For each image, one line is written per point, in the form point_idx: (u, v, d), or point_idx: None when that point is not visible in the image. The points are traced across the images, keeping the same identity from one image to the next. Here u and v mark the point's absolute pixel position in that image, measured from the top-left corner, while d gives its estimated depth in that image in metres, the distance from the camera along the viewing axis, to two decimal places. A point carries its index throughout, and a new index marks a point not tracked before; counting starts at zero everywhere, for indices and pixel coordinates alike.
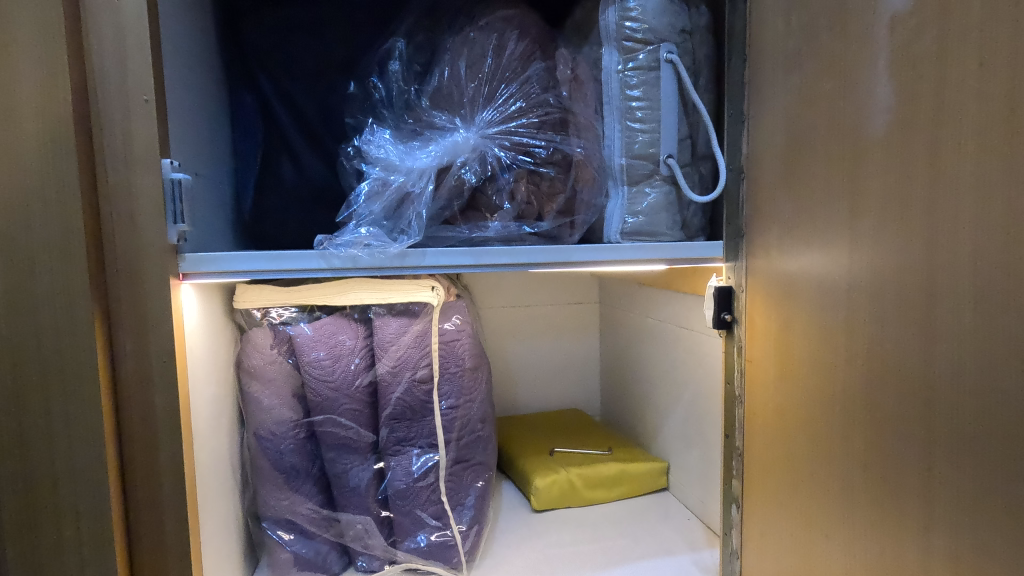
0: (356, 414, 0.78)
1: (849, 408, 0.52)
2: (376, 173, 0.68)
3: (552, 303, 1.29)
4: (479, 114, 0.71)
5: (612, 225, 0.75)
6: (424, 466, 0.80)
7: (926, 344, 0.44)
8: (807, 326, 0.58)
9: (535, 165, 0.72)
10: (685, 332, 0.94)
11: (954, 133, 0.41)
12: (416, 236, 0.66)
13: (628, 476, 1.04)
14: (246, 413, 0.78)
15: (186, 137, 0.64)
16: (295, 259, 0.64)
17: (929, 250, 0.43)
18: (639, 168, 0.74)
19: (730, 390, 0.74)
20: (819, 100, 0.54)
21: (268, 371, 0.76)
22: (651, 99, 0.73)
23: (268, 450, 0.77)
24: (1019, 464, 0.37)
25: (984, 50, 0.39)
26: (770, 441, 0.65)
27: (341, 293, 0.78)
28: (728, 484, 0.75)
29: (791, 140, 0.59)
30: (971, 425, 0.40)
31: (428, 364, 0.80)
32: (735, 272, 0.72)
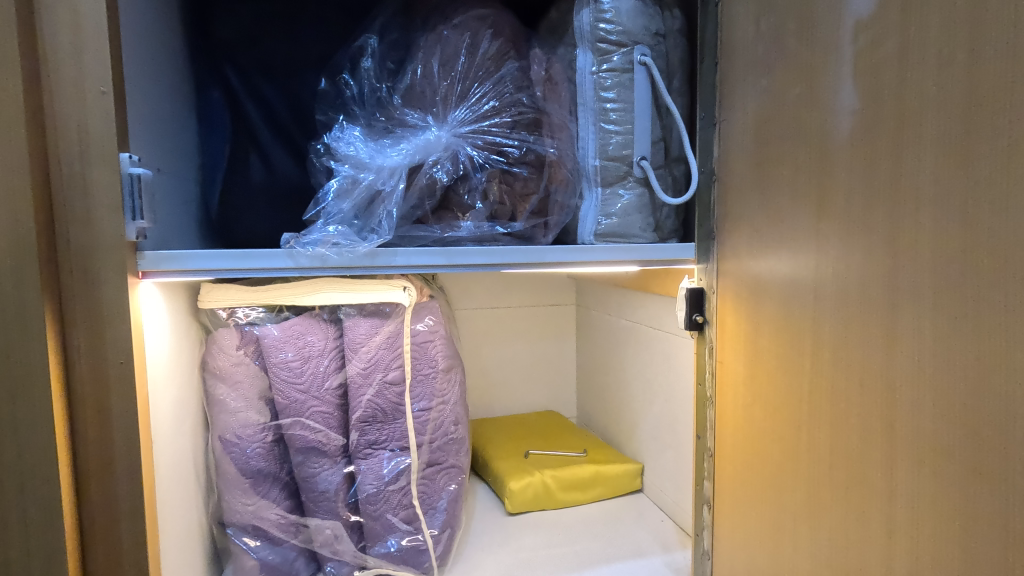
0: (326, 417, 0.77)
1: (815, 408, 0.52)
2: (346, 171, 0.67)
3: (529, 304, 1.29)
4: (452, 112, 0.70)
5: (585, 227, 0.75)
6: (395, 470, 0.79)
7: (890, 345, 0.44)
8: (775, 327, 0.58)
9: (508, 165, 0.71)
10: (659, 334, 0.94)
11: (916, 136, 0.42)
12: (386, 235, 0.65)
13: (602, 478, 1.04)
14: (211, 416, 0.76)
15: (147, 131, 0.62)
16: (261, 258, 0.62)
17: (892, 251, 0.44)
18: (612, 169, 0.74)
19: (702, 391, 0.75)
20: (787, 103, 0.55)
21: (234, 373, 0.74)
22: (625, 101, 0.73)
23: (234, 454, 0.75)
24: (977, 462, 0.38)
25: (943, 54, 0.40)
26: (740, 441, 0.65)
27: (310, 294, 0.75)
28: (700, 485, 0.76)
29: (760, 143, 0.60)
30: (931, 426, 0.41)
31: (400, 366, 0.78)
32: (707, 274, 0.72)
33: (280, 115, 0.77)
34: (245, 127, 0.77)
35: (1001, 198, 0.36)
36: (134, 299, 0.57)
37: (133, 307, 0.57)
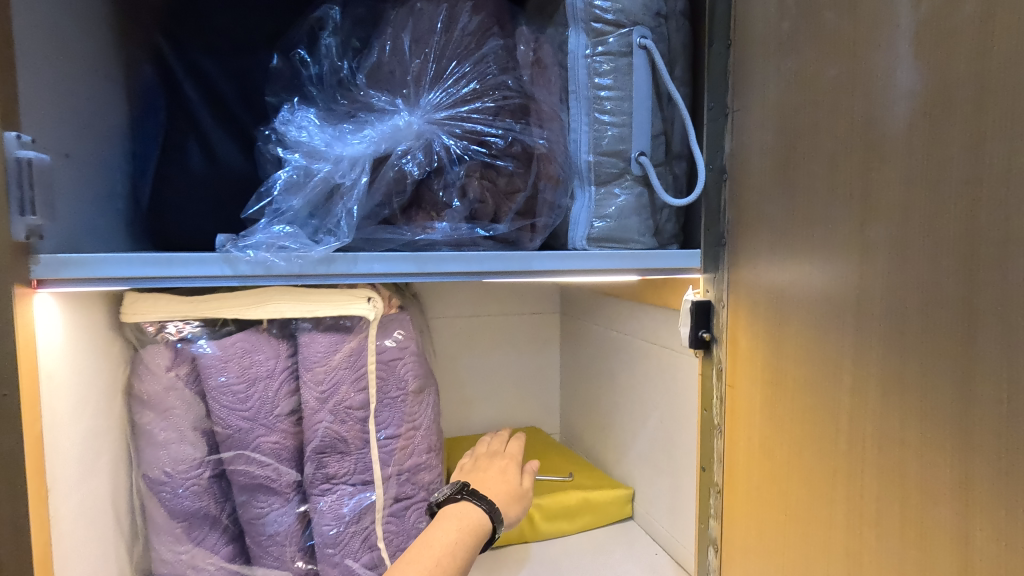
0: (276, 449, 0.66)
1: (857, 450, 0.44)
2: (297, 160, 0.57)
3: (511, 313, 1.19)
4: (425, 95, 0.60)
5: (577, 230, 0.65)
6: (357, 508, 0.69)
7: (963, 382, 0.36)
8: (801, 351, 0.50)
9: (490, 157, 0.61)
10: (655, 349, 0.86)
11: (1004, 122, 0.33)
12: (345, 237, 0.55)
13: (590, 506, 0.95)
14: (136, 449, 0.64)
15: (47, 109, 0.51)
16: (190, 265, 0.51)
17: (970, 266, 0.35)
18: (607, 166, 0.66)
19: (708, 417, 0.66)
20: (822, 88, 0.47)
21: (165, 399, 0.63)
22: (621, 88, 0.65)
23: (164, 494, 0.63)
24: None
25: None
26: (756, 481, 0.57)
27: (257, 306, 0.64)
28: (704, 524, 0.67)
29: (784, 135, 0.52)
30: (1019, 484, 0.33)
31: (364, 388, 0.68)
32: (715, 285, 0.64)
33: (226, 97, 0.64)
34: (182, 110, 0.64)
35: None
36: (22, 315, 0.46)
37: (20, 324, 0.45)
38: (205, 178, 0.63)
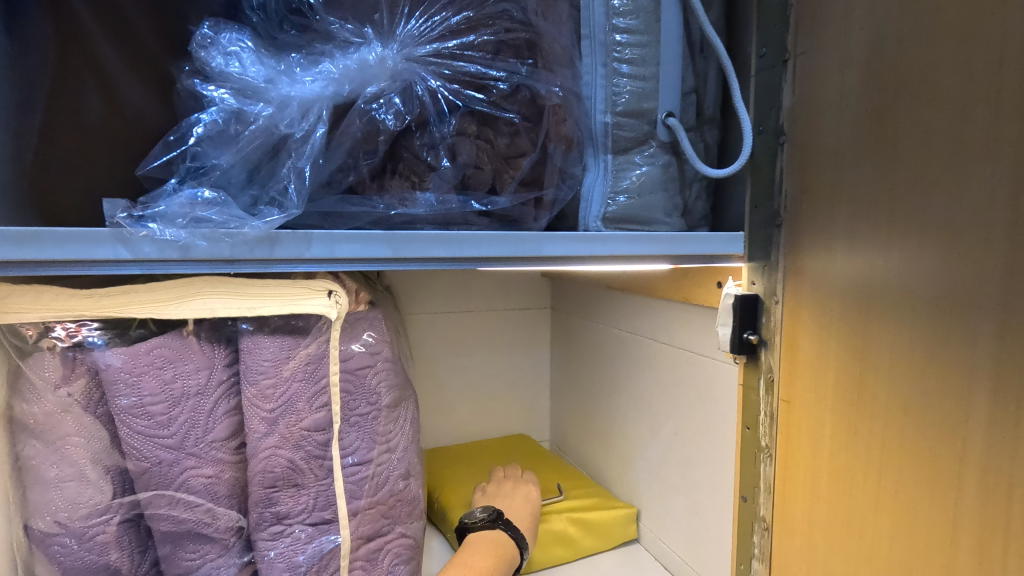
0: (210, 485, 0.51)
1: (989, 486, 0.34)
2: (224, 99, 0.41)
3: (497, 308, 1.06)
4: (403, 25, 0.45)
5: (590, 208, 0.52)
6: (317, 555, 0.55)
7: None
8: (909, 359, 0.39)
9: (489, 108, 0.47)
10: (673, 351, 0.74)
11: None
12: (296, 209, 0.41)
13: (592, 529, 0.83)
14: (18, 492, 0.48)
15: None
16: (67, 244, 0.36)
17: None
18: (627, 129, 0.53)
19: (752, 437, 0.54)
20: (950, 15, 0.36)
21: (57, 426, 0.47)
22: (646, 30, 0.52)
23: (57, 550, 0.48)
24: None
25: None
26: (823, 521, 0.46)
27: (179, 303, 0.48)
28: (745, 564, 0.56)
29: (878, 81, 0.40)
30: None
31: (325, 406, 0.54)
32: (765, 276, 0.52)
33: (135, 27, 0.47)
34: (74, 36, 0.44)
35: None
36: None
37: None
38: (104, 135, 0.46)
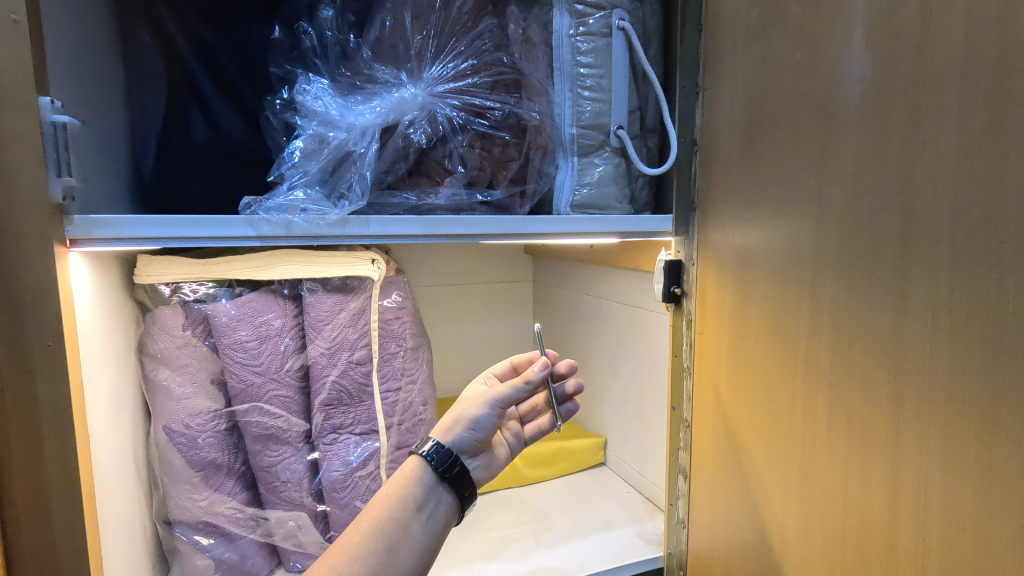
0: (286, 401, 0.70)
1: (810, 379, 0.53)
2: (312, 128, 0.60)
3: (487, 281, 1.25)
4: (427, 69, 0.64)
5: (562, 197, 0.71)
6: (363, 456, 0.73)
7: (901, 311, 0.44)
8: (766, 297, 0.58)
9: (488, 128, 0.67)
10: (628, 309, 0.95)
11: (935, 101, 0.41)
12: (359, 201, 0.60)
13: (567, 453, 1.04)
14: (152, 404, 0.67)
15: (67, 75, 0.53)
16: (217, 226, 0.55)
17: (906, 223, 0.44)
18: (589, 138, 0.71)
19: (678, 362, 0.75)
20: (786, 71, 0.55)
21: (179, 355, 0.66)
22: (601, 66, 0.70)
23: (181, 445, 0.67)
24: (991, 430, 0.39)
25: (971, 13, 0.39)
26: (720, 413, 0.67)
27: (269, 268, 0.69)
28: (675, 456, 0.77)
29: (750, 112, 0.60)
30: (947, 393, 0.41)
31: (367, 346, 0.73)
32: (685, 246, 0.72)
33: (224, 67, 0.62)
34: (180, 74, 0.60)
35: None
36: (64, 272, 0.49)
37: (63, 281, 0.49)
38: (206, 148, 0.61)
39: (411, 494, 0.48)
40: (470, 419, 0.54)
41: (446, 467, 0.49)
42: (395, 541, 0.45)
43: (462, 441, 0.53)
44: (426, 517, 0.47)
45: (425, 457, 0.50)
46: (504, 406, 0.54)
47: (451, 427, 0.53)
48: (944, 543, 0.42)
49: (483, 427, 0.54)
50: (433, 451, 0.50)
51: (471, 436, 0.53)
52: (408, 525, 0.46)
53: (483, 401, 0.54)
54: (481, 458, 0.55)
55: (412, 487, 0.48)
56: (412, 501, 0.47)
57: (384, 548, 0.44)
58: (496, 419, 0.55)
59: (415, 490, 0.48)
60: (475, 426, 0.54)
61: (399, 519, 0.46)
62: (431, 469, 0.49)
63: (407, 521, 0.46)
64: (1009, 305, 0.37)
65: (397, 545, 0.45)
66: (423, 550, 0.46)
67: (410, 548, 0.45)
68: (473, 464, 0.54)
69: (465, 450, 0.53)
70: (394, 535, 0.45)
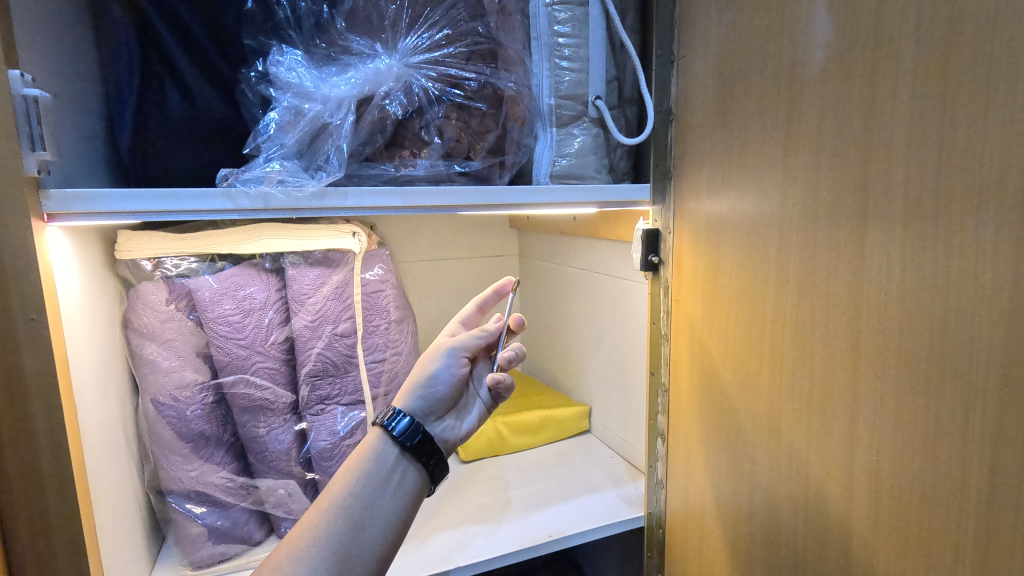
0: (273, 373, 0.71)
1: (776, 339, 0.55)
2: (287, 100, 0.61)
3: (473, 256, 1.26)
4: (402, 40, 0.64)
5: (540, 167, 0.72)
6: (350, 425, 0.75)
7: (857, 272, 0.46)
8: (736, 262, 0.60)
9: (464, 99, 0.67)
10: (612, 279, 0.96)
11: (893, 65, 0.42)
12: (336, 172, 0.60)
13: (552, 421, 1.06)
14: (139, 378, 0.68)
15: (35, 49, 0.53)
16: (196, 200, 0.55)
17: (863, 185, 0.45)
18: (567, 109, 0.72)
19: (656, 330, 0.77)
20: (755, 37, 0.55)
21: (164, 330, 0.67)
22: (579, 36, 0.70)
23: (169, 417, 0.68)
24: (939, 381, 0.40)
25: None
26: (695, 376, 0.69)
27: (247, 241, 0.70)
28: (654, 420, 0.79)
29: (722, 80, 0.60)
30: (899, 350, 0.43)
31: (351, 318, 0.74)
32: (662, 215, 0.73)
33: (195, 35, 0.60)
34: (154, 46, 0.59)
35: (979, 119, 0.37)
36: (41, 246, 0.50)
37: (41, 256, 0.50)
38: (182, 122, 0.61)
39: (374, 469, 0.49)
40: (427, 378, 0.56)
41: (408, 436, 0.51)
42: (359, 517, 0.45)
43: (422, 400, 0.55)
44: (391, 490, 0.48)
45: (386, 428, 0.51)
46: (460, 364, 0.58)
47: (410, 389, 0.55)
48: (894, 493, 0.44)
49: (441, 385, 0.56)
50: (394, 421, 0.51)
51: (431, 394, 0.55)
52: (372, 499, 0.47)
53: (439, 359, 0.57)
54: (448, 418, 0.57)
55: (375, 462, 0.49)
56: (376, 476, 0.48)
57: (347, 525, 0.45)
58: (453, 376, 0.58)
59: (379, 464, 0.49)
60: (433, 383, 0.56)
61: (362, 494, 0.47)
62: (392, 441, 0.50)
63: (370, 495, 0.47)
64: (954, 266, 0.39)
65: (361, 521, 0.45)
66: (390, 522, 0.47)
67: (375, 522, 0.46)
68: (439, 424, 0.55)
69: (426, 411, 0.55)
70: (358, 510, 0.46)
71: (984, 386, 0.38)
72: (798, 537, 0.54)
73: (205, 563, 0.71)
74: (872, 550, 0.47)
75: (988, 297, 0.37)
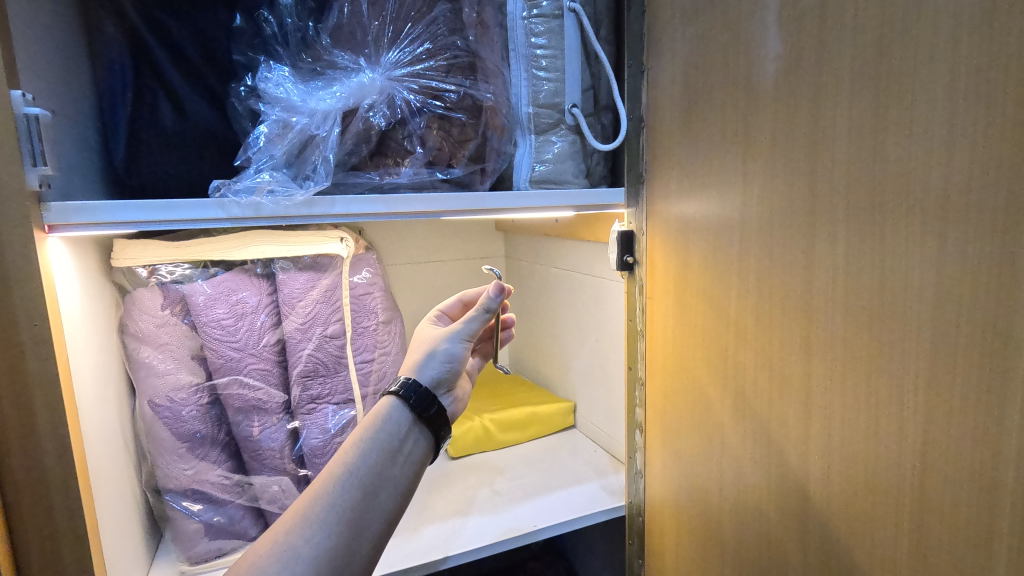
0: (265, 374, 0.74)
1: (739, 333, 0.59)
2: (276, 114, 0.64)
3: (460, 258, 1.29)
4: (385, 55, 0.67)
5: (520, 173, 0.75)
6: (340, 423, 0.78)
7: (808, 270, 0.50)
8: (702, 262, 0.64)
9: (445, 109, 0.70)
10: (593, 280, 1.00)
11: (833, 80, 0.46)
12: (323, 181, 0.63)
13: (538, 418, 1.10)
14: (136, 381, 0.71)
15: (35, 68, 0.56)
16: (190, 209, 0.58)
17: (811, 189, 0.49)
18: (545, 116, 0.75)
19: (633, 327, 0.81)
20: (715, 51, 0.59)
21: (160, 334, 0.70)
22: (555, 47, 0.74)
23: (166, 418, 0.71)
24: (878, 368, 0.44)
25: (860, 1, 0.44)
26: (668, 369, 0.73)
27: (241, 248, 0.73)
28: (633, 412, 0.83)
29: (688, 90, 0.64)
30: (846, 340, 0.47)
31: (340, 319, 0.77)
32: (636, 217, 0.77)
33: (187, 53, 0.63)
34: (146, 63, 0.62)
35: (906, 129, 0.41)
36: (43, 255, 0.52)
37: (43, 264, 0.52)
38: (175, 135, 0.64)
39: (385, 439, 0.51)
40: (440, 353, 0.60)
41: (423, 407, 0.54)
42: (371, 485, 0.48)
43: (436, 374, 0.58)
44: (401, 459, 0.51)
45: (401, 395, 0.54)
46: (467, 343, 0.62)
47: (425, 363, 0.58)
48: (844, 472, 0.48)
49: (451, 361, 0.60)
50: (410, 390, 0.55)
51: (444, 369, 0.58)
52: (383, 468, 0.49)
53: (450, 337, 0.61)
54: (453, 393, 0.61)
55: (386, 432, 0.52)
56: (387, 445, 0.51)
57: (358, 492, 0.47)
58: (461, 354, 0.61)
59: (391, 433, 0.52)
60: (446, 359, 0.59)
61: (373, 463, 0.49)
62: (407, 409, 0.54)
63: (382, 463, 0.50)
64: (889, 261, 0.43)
65: (373, 488, 0.48)
66: (400, 489, 0.50)
67: (385, 490, 0.49)
68: (447, 398, 0.59)
69: (438, 384, 0.58)
70: (369, 479, 0.48)
71: (917, 370, 0.42)
72: (762, 517, 0.58)
73: (203, 558, 0.74)
74: (826, 526, 0.51)
75: (917, 290, 0.41)
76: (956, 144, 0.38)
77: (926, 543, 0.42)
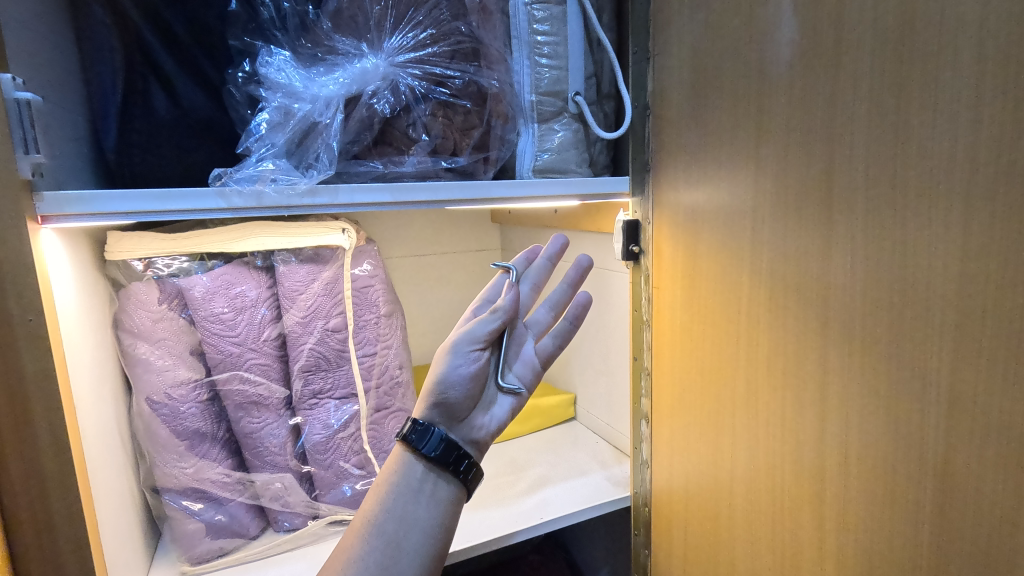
0: (266, 369, 0.73)
1: (752, 320, 0.59)
2: (276, 100, 0.62)
3: (457, 250, 1.27)
4: (387, 40, 0.66)
5: (524, 162, 0.74)
6: (343, 418, 0.76)
7: (824, 256, 0.50)
8: (712, 249, 0.64)
9: (450, 96, 0.69)
10: (594, 271, 0.99)
11: (852, 63, 0.46)
12: (327, 170, 0.62)
13: (539, 410, 1.09)
14: (132, 378, 0.69)
15: (23, 52, 0.53)
16: (190, 200, 0.57)
17: (828, 174, 0.49)
18: (548, 105, 0.73)
19: (638, 316, 0.81)
20: (725, 36, 0.59)
21: (157, 330, 0.68)
22: (558, 34, 0.73)
23: (163, 415, 0.69)
24: (900, 354, 0.44)
25: None
26: (676, 359, 0.72)
27: (240, 240, 0.71)
28: (638, 403, 0.83)
29: (697, 76, 0.63)
30: (863, 326, 0.47)
31: (342, 313, 0.76)
32: (642, 206, 0.77)
33: (181, 38, 0.61)
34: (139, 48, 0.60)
35: (928, 111, 0.41)
36: (37, 247, 0.50)
37: (37, 257, 0.50)
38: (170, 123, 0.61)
39: (403, 481, 0.49)
40: (440, 376, 0.54)
41: (437, 450, 0.50)
42: (394, 534, 0.46)
43: (439, 409, 0.53)
44: (423, 500, 0.49)
45: (409, 440, 0.51)
46: (474, 348, 0.56)
47: (425, 398, 0.54)
48: (863, 458, 0.48)
49: (458, 384, 0.54)
50: (422, 438, 0.50)
51: (450, 403, 0.54)
52: (406, 511, 0.48)
53: (449, 354, 0.55)
54: (475, 416, 0.56)
55: (404, 475, 0.50)
56: (406, 487, 0.49)
57: (382, 543, 0.46)
58: (468, 366, 0.55)
59: (408, 476, 0.50)
60: (447, 383, 0.54)
61: (394, 509, 0.48)
62: (419, 456, 0.50)
63: (403, 506, 0.48)
64: (909, 246, 0.43)
65: (398, 534, 0.46)
66: (428, 533, 0.48)
67: (411, 535, 0.47)
68: (464, 427, 0.55)
69: (447, 419, 0.54)
70: (391, 527, 0.46)
71: (937, 356, 0.41)
72: (774, 503, 0.58)
73: (204, 558, 0.73)
74: (841, 512, 0.51)
75: (939, 275, 0.41)
76: (981, 127, 0.38)
77: (948, 528, 0.42)
